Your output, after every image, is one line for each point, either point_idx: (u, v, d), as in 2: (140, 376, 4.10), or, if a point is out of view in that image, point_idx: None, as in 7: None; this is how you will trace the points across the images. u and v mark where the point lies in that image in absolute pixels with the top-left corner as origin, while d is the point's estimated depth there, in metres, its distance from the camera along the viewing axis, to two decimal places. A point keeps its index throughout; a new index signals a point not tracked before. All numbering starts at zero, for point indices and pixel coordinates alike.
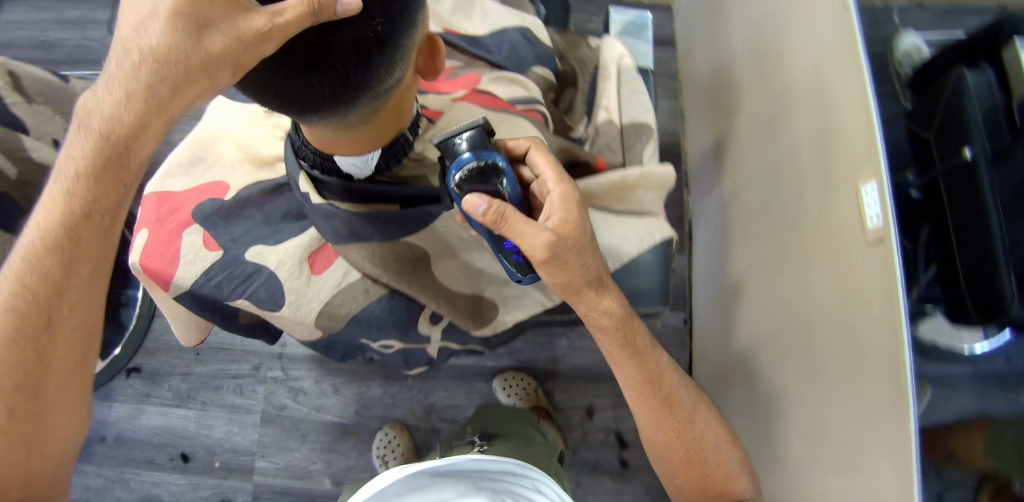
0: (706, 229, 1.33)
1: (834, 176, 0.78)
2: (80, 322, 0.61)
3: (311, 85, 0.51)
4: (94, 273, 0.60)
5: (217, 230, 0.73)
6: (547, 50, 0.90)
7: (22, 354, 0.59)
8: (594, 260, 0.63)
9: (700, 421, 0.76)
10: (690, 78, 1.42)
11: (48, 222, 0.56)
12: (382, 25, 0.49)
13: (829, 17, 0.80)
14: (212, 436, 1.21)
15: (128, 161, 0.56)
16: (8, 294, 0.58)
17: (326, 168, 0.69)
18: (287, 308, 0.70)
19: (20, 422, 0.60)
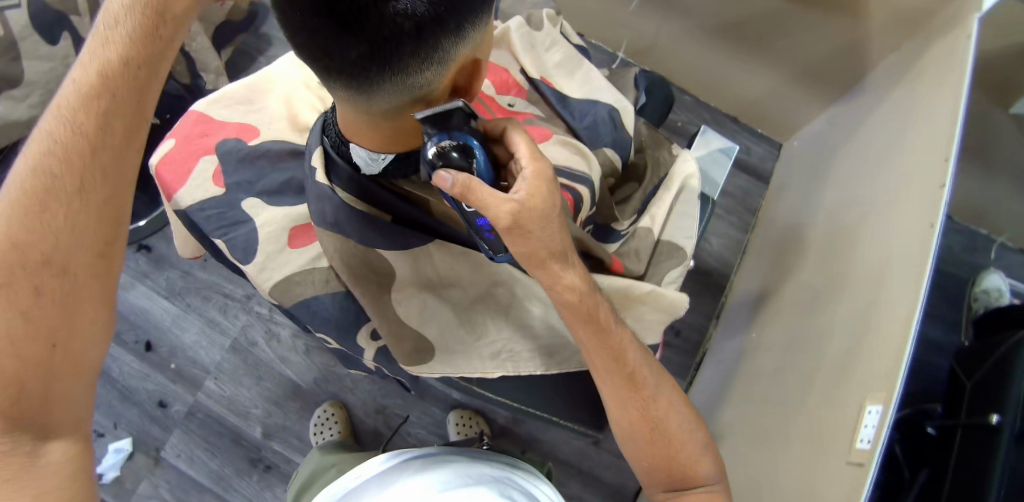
0: (717, 369, 1.27)
1: (848, 380, 0.76)
2: (109, 195, 0.52)
3: (341, 47, 0.47)
4: (128, 137, 0.53)
5: (229, 169, 0.77)
6: (627, 136, 0.87)
7: (47, 226, 0.49)
8: (561, 232, 0.58)
9: (662, 400, 0.66)
10: (770, 220, 1.39)
11: (85, 74, 0.52)
12: (434, 9, 0.46)
13: (912, 229, 0.78)
14: (181, 339, 1.25)
15: (168, 21, 0.54)
16: (39, 155, 0.50)
17: (340, 149, 0.65)
18: (252, 265, 0.72)
19: (46, 322, 0.49)
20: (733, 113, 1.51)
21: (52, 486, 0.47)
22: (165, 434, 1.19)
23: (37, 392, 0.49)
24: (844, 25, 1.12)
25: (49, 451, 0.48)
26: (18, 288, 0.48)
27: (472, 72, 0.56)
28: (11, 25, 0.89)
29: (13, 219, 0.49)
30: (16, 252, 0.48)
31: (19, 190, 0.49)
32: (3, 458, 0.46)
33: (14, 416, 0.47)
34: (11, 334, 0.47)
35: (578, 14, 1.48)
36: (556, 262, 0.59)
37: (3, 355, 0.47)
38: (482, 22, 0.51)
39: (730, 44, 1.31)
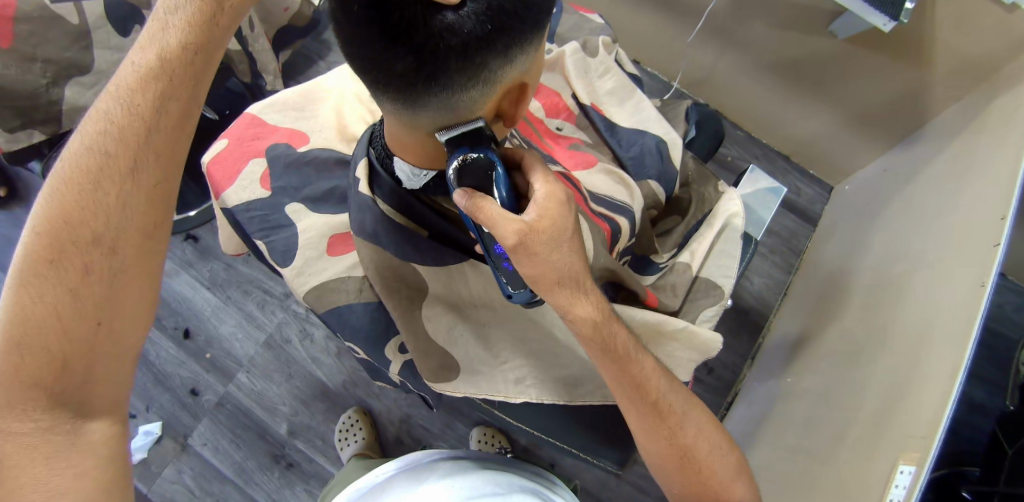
0: (747, 411, 1.23)
1: (883, 436, 0.76)
2: (161, 177, 0.50)
3: (391, 57, 0.48)
4: (181, 121, 0.51)
5: (275, 173, 0.80)
6: (674, 171, 0.85)
7: (98, 204, 0.48)
8: (573, 257, 0.55)
9: (689, 426, 0.63)
10: (815, 262, 1.34)
11: (143, 56, 0.50)
12: (483, 27, 0.47)
13: (961, 290, 0.78)
14: (219, 329, 1.29)
15: (226, 9, 0.52)
16: (94, 135, 0.49)
17: (384, 162, 0.67)
18: (289, 268, 0.74)
19: (92, 300, 0.47)
20: (786, 151, 1.47)
21: (90, 468, 0.45)
22: (194, 421, 1.23)
23: (79, 372, 0.46)
24: (909, 70, 1.07)
25: (90, 430, 0.46)
26: (67, 266, 0.46)
27: (519, 96, 0.58)
28: (86, 15, 0.92)
29: (65, 196, 0.47)
30: (68, 229, 0.47)
31: (72, 168, 0.48)
32: (42, 435, 0.44)
33: (54, 396, 0.45)
34: (55, 312, 0.45)
35: (634, 39, 1.47)
36: (564, 288, 0.55)
37: (46, 334, 0.45)
38: (531, 48, 0.52)
39: (790, 81, 1.28)
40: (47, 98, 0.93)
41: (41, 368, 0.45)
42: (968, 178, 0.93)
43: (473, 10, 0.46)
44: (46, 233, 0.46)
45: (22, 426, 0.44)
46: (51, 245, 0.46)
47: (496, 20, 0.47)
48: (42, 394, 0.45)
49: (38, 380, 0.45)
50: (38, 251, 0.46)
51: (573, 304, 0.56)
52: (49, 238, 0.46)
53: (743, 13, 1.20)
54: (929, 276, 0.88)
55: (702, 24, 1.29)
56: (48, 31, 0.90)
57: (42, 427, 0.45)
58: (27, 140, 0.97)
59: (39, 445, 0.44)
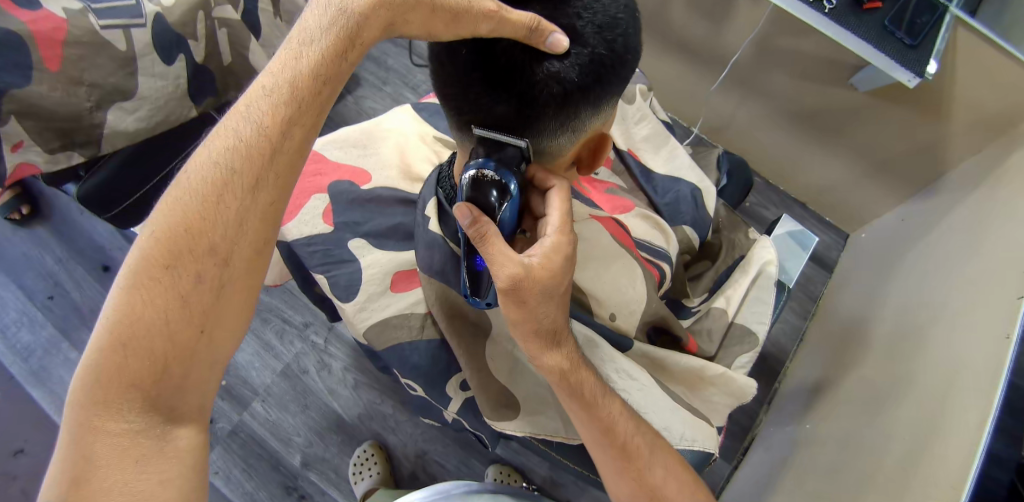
0: (766, 456, 1.21)
1: (908, 485, 0.76)
2: (277, 197, 0.50)
3: (492, 100, 0.52)
4: (301, 147, 0.51)
5: (338, 209, 0.81)
6: (707, 218, 0.86)
7: (219, 217, 0.47)
8: (556, 312, 0.57)
9: (657, 467, 0.61)
10: (832, 309, 1.35)
11: (274, 81, 0.50)
12: (584, 78, 0.50)
13: (987, 343, 0.79)
14: (238, 357, 1.28)
15: (357, 45, 0.53)
16: (223, 150, 0.48)
17: (454, 201, 0.68)
18: (352, 303, 0.74)
19: (200, 307, 0.45)
20: (802, 199, 1.50)
21: (174, 475, 0.43)
22: (208, 449, 1.21)
23: (174, 378, 0.45)
24: (923, 124, 1.12)
25: (177, 436, 0.44)
26: (182, 273, 0.45)
27: (598, 148, 0.61)
28: (134, 42, 0.95)
29: (187, 205, 0.46)
30: (188, 237, 0.46)
31: (199, 180, 0.47)
32: (133, 437, 0.43)
33: (150, 398, 0.44)
34: (165, 317, 0.44)
35: (657, 85, 1.52)
36: (539, 338, 0.58)
37: (153, 337, 0.44)
38: (615, 103, 0.56)
39: (812, 131, 1.32)
40: (89, 121, 0.93)
41: (144, 370, 0.43)
42: (990, 228, 0.95)
43: (576, 60, 0.50)
44: (166, 240, 0.45)
45: (116, 425, 0.42)
46: (169, 251, 0.45)
47: (596, 72, 0.51)
48: (140, 395, 0.43)
49: (138, 381, 0.43)
50: (155, 256, 0.45)
51: (544, 355, 0.59)
52: (168, 243, 0.45)
53: (765, 64, 1.25)
54: (952, 325, 0.90)
55: (726, 72, 1.34)
56: (96, 56, 0.92)
57: (134, 429, 0.43)
58: (66, 162, 0.93)
59: (128, 446, 0.42)
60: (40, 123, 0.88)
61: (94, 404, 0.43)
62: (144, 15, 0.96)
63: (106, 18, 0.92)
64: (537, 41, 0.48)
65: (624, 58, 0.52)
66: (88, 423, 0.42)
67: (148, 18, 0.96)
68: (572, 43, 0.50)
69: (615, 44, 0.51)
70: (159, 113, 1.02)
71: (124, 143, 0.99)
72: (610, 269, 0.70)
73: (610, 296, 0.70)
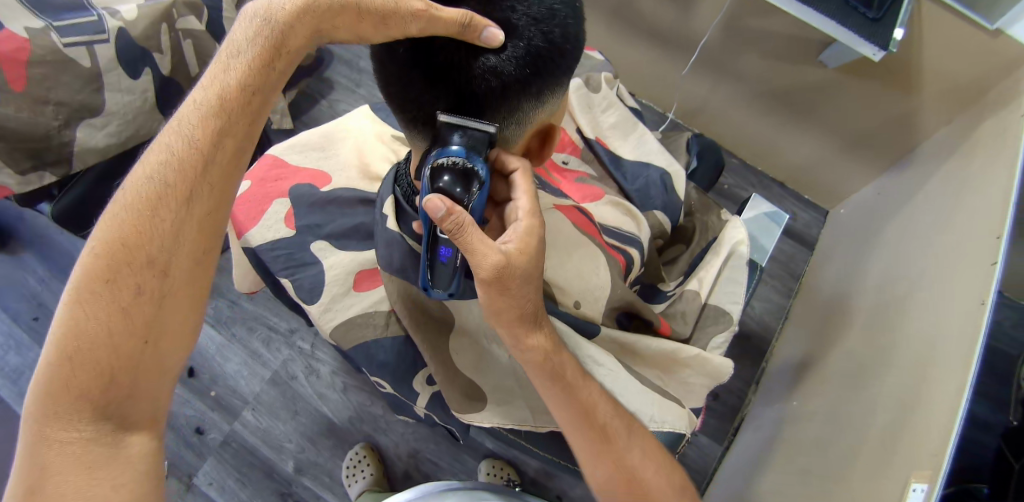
0: (756, 436, 1.22)
1: (892, 456, 0.77)
2: (213, 205, 0.50)
3: (432, 98, 0.52)
4: (235, 157, 0.51)
5: (300, 212, 0.81)
6: (677, 201, 0.87)
7: (154, 229, 0.47)
8: (535, 295, 0.58)
9: (634, 449, 0.61)
10: (815, 285, 1.36)
11: (204, 94, 0.51)
12: (522, 71, 0.50)
13: (963, 310, 0.80)
14: (224, 367, 1.28)
15: (284, 54, 0.53)
16: (156, 166, 0.48)
17: (411, 200, 0.69)
18: (316, 305, 0.75)
19: (143, 319, 0.46)
20: (780, 178, 1.51)
21: (128, 480, 0.44)
22: (199, 460, 1.21)
23: (123, 388, 0.45)
24: (894, 97, 1.13)
25: (130, 443, 0.45)
26: (121, 285, 0.45)
27: (547, 136, 0.62)
28: (98, 59, 0.95)
29: (122, 219, 0.47)
30: (124, 250, 0.46)
31: (134, 194, 0.48)
32: (86, 445, 0.43)
33: (99, 408, 0.44)
34: (107, 329, 0.45)
35: (632, 72, 1.52)
36: (523, 323, 0.59)
37: (97, 349, 0.44)
38: (560, 93, 0.56)
39: (784, 110, 1.33)
40: (58, 140, 0.92)
41: (90, 381, 0.44)
42: (963, 198, 0.96)
43: (512, 54, 0.50)
44: (104, 254, 0.46)
45: (68, 435, 0.43)
46: (107, 264, 0.45)
47: (534, 64, 0.50)
48: (90, 405, 0.44)
49: (86, 392, 0.44)
50: (94, 271, 0.45)
51: (528, 337, 0.59)
52: (107, 258, 0.46)
53: (735, 46, 1.26)
54: (929, 295, 0.91)
55: (696, 56, 1.34)
56: (60, 74, 0.91)
57: (85, 438, 0.44)
58: (38, 183, 0.93)
59: (81, 454, 0.43)
60: (12, 144, 0.88)
61: (46, 417, 0.43)
62: (107, 30, 0.95)
63: (69, 35, 0.92)
64: (471, 36, 0.48)
65: (563, 48, 0.52)
66: (42, 435, 0.43)
67: (110, 34, 0.96)
68: (507, 37, 0.49)
69: (552, 36, 0.50)
70: (129, 128, 1.02)
71: (96, 159, 0.99)
72: (574, 257, 0.71)
73: (579, 285, 0.70)
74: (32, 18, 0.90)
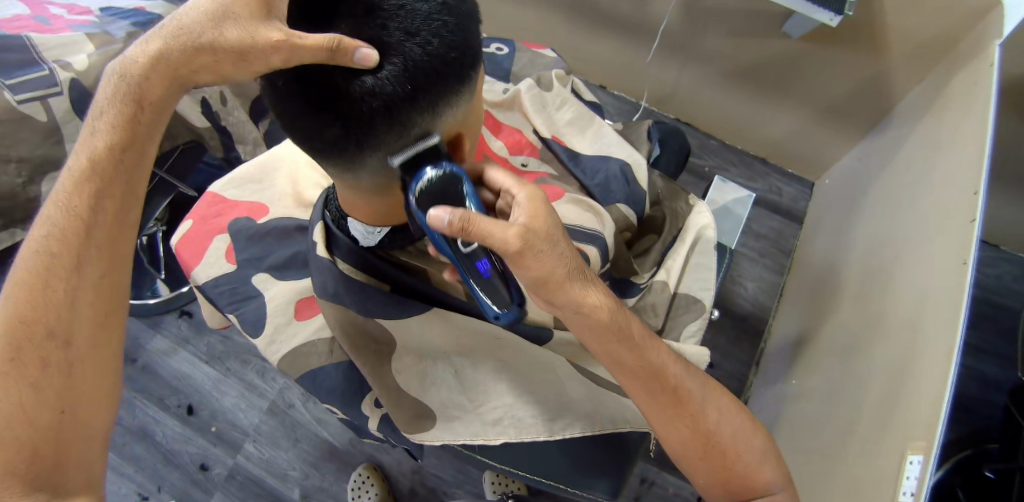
0: (758, 420, 1.19)
1: (888, 428, 0.75)
2: (105, 269, 0.53)
3: (319, 124, 0.51)
4: (119, 217, 0.55)
5: (239, 246, 0.82)
6: (641, 193, 0.85)
7: (48, 301, 0.50)
8: (571, 252, 0.58)
9: (710, 410, 0.64)
10: (806, 260, 1.34)
11: (76, 162, 0.54)
12: (403, 88, 0.49)
13: (945, 274, 0.78)
14: (222, 402, 1.29)
15: (147, 107, 0.55)
16: (40, 239, 0.52)
17: (340, 223, 0.71)
18: (260, 338, 0.76)
19: (54, 390, 0.49)
20: (761, 154, 1.49)
21: None
22: (206, 496, 1.22)
23: (48, 457, 0.48)
24: (862, 59, 1.11)
25: None
26: (26, 361, 0.49)
27: (460, 145, 0.60)
28: (54, 112, 0.94)
29: (16, 297, 0.50)
30: (24, 326, 0.49)
31: (23, 271, 0.51)
32: None
33: (30, 479, 0.47)
34: (21, 404, 0.48)
35: (600, 64, 1.50)
36: (574, 281, 0.58)
37: (15, 423, 0.47)
38: (460, 102, 0.55)
39: (751, 86, 1.31)
40: (24, 197, 0.95)
41: (13, 457, 0.47)
42: (937, 157, 0.93)
43: (390, 72, 0.49)
44: (4, 334, 0.49)
45: None
46: (9, 342, 0.49)
47: (415, 78, 0.49)
48: (17, 480, 0.46)
49: (12, 467, 0.47)
50: (0, 350, 0.48)
51: (585, 296, 0.59)
52: (9, 336, 0.49)
53: (696, 26, 1.24)
54: (912, 264, 0.88)
55: (658, 40, 1.33)
56: (18, 131, 0.92)
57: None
58: (11, 239, 0.97)
59: None
60: None
61: None
62: (59, 84, 0.94)
63: (22, 92, 0.91)
64: (344, 60, 0.46)
65: (447, 59, 0.50)
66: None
67: (63, 86, 0.95)
68: (382, 55, 0.49)
69: (431, 48, 0.49)
70: None
71: None
72: None
73: None
74: None
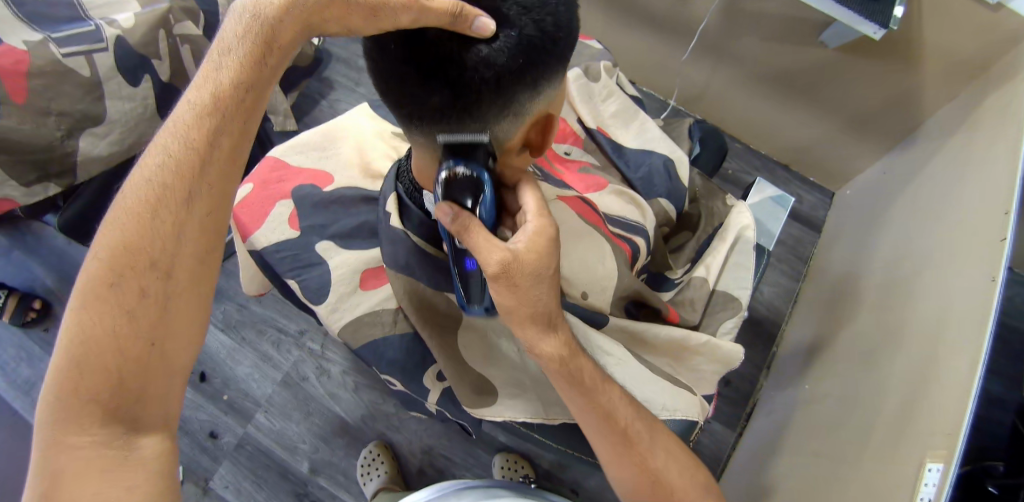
0: (769, 421, 1.21)
1: (907, 433, 0.77)
2: (212, 206, 0.52)
3: (426, 92, 0.52)
4: (233, 154, 0.53)
5: (304, 213, 0.82)
6: (682, 188, 0.86)
7: (155, 231, 0.49)
8: (548, 292, 0.58)
9: (657, 451, 0.62)
10: (823, 268, 1.35)
11: (198, 96, 0.53)
12: (516, 60, 0.50)
13: (972, 285, 0.80)
14: (234, 371, 1.29)
15: (275, 50, 0.55)
16: (155, 168, 0.51)
17: (412, 195, 0.72)
18: (325, 304, 0.76)
19: (147, 320, 0.48)
20: (785, 161, 1.50)
21: (141, 482, 0.45)
22: (214, 464, 1.22)
23: (132, 391, 0.47)
24: (896, 74, 1.12)
25: (141, 446, 0.47)
26: (126, 288, 0.48)
27: (546, 127, 0.61)
28: (97, 68, 0.95)
29: (124, 225, 0.49)
30: (128, 254, 0.48)
31: (133, 199, 0.50)
32: (99, 449, 0.45)
33: (110, 411, 0.46)
34: (115, 332, 0.47)
35: (631, 60, 1.51)
36: (536, 323, 0.58)
37: (104, 352, 0.46)
38: (556, 82, 0.55)
39: (784, 93, 1.32)
40: (61, 150, 0.93)
41: (98, 385, 0.46)
42: (968, 172, 0.95)
43: (506, 43, 0.49)
44: (107, 260, 0.48)
45: (81, 439, 0.45)
46: (111, 268, 0.48)
47: (528, 52, 0.50)
48: (99, 409, 0.46)
49: (94, 396, 0.46)
50: (101, 274, 0.48)
51: (541, 341, 0.59)
52: (110, 261, 0.48)
53: (734, 30, 1.25)
54: (935, 276, 0.90)
55: (693, 42, 1.33)
56: (61, 84, 0.92)
57: (98, 440, 0.46)
58: (42, 193, 0.94)
59: (93, 459, 0.45)
60: (13, 156, 0.89)
61: (58, 423, 0.46)
62: (105, 39, 0.96)
63: (68, 46, 0.92)
64: (462, 27, 0.47)
65: (556, 36, 0.51)
66: (56, 441, 0.45)
67: (109, 42, 0.96)
68: (498, 26, 0.49)
69: (545, 24, 0.50)
70: (131, 135, 1.02)
71: (101, 168, 1.00)
72: (577, 247, 0.70)
73: (581, 273, 0.69)
74: (31, 32, 0.91)
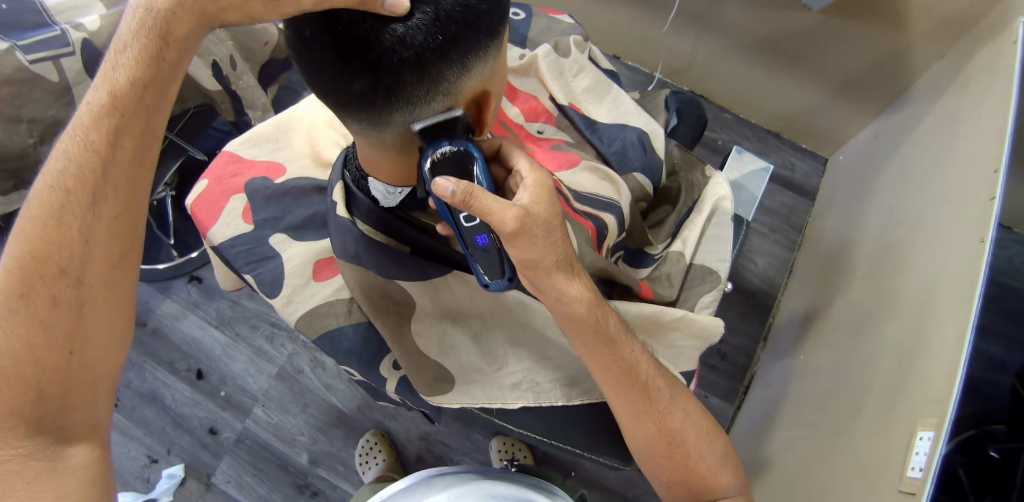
0: (765, 393, 1.20)
1: (899, 401, 0.75)
2: (119, 210, 0.55)
3: (349, 76, 0.50)
4: (136, 152, 0.56)
5: (257, 206, 0.82)
6: (658, 161, 0.84)
7: (62, 238, 0.53)
8: (563, 241, 0.59)
9: (676, 412, 0.65)
10: (817, 236, 1.33)
11: (97, 96, 0.55)
12: (433, 38, 0.48)
13: (962, 249, 0.77)
14: (230, 367, 1.30)
15: (172, 44, 0.55)
16: (54, 175, 0.53)
17: (357, 182, 0.70)
18: (278, 299, 0.76)
19: (62, 332, 0.52)
20: (775, 128, 1.47)
21: (69, 488, 0.51)
22: (215, 459, 1.23)
23: (55, 401, 0.52)
24: (885, 35, 1.09)
25: (70, 455, 0.52)
26: (36, 298, 0.51)
27: (483, 105, 0.59)
28: (65, 72, 0.93)
29: (32, 232, 0.52)
30: (34, 263, 0.52)
31: (37, 205, 0.53)
32: (25, 459, 0.50)
33: (33, 424, 0.51)
34: (31, 344, 0.51)
35: (614, 35, 1.48)
36: (561, 270, 0.58)
37: (22, 367, 0.50)
38: (487, 58, 0.54)
39: (768, 59, 1.29)
40: (33, 157, 0.94)
41: (18, 398, 0.50)
42: (957, 131, 0.92)
43: (422, 21, 0.48)
44: (15, 270, 0.51)
45: (6, 452, 0.49)
46: (21, 280, 0.51)
47: (447, 26, 0.48)
48: (22, 422, 0.50)
49: (15, 408, 0.50)
50: (10, 287, 0.51)
51: (569, 285, 0.59)
52: (19, 272, 0.51)
53: None
54: (925, 240, 0.88)
55: (675, 12, 1.30)
56: (30, 91, 0.91)
57: (24, 452, 0.50)
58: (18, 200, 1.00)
59: (20, 470, 0.50)
60: None
61: None
62: (72, 43, 0.93)
63: (33, 52, 0.90)
64: (374, 6, 0.46)
65: (478, 10, 0.49)
66: None
67: (75, 46, 0.94)
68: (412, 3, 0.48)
69: None
70: None
71: None
72: None
73: None
74: None
